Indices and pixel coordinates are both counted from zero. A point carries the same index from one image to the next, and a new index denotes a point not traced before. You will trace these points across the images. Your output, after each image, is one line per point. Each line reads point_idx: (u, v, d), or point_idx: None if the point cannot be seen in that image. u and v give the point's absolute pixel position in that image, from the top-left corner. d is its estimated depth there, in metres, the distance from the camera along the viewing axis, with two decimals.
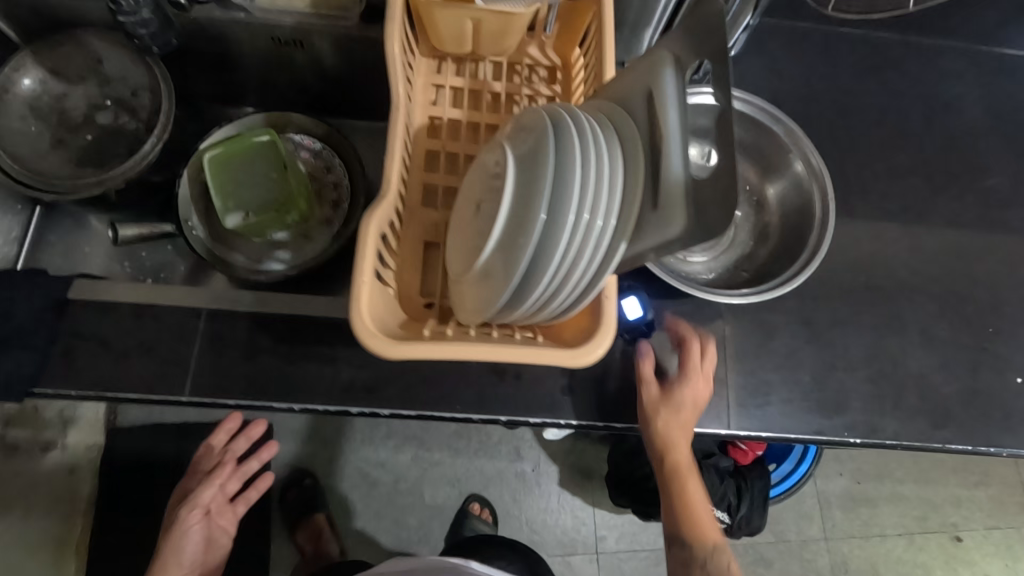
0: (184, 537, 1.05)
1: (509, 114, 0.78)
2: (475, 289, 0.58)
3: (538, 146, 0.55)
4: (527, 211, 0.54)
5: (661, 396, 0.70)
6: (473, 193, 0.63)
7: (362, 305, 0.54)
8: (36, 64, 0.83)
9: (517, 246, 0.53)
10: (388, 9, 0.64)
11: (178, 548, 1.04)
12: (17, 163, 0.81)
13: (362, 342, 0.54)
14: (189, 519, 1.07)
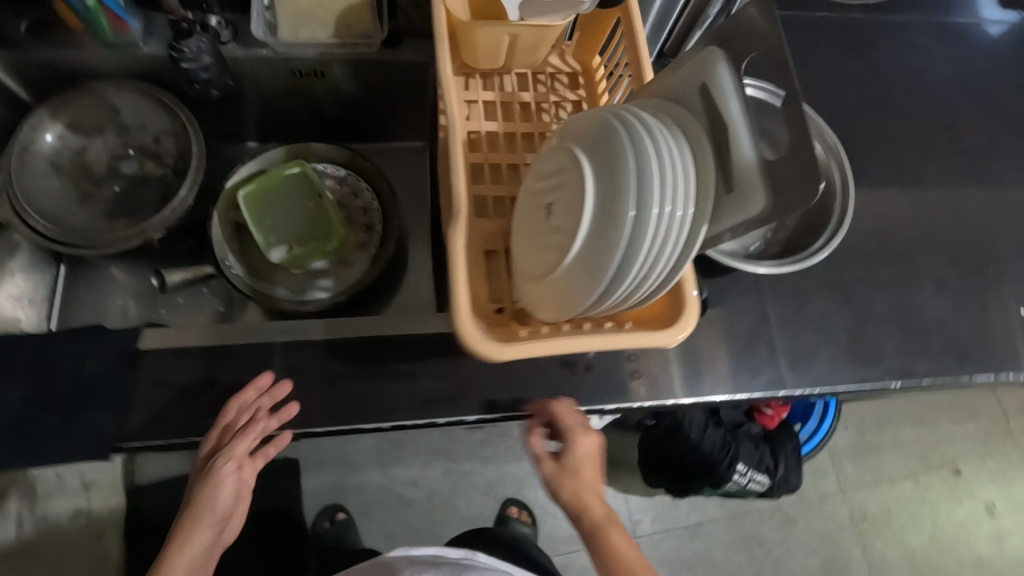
0: (224, 492, 0.70)
1: (541, 121, 0.82)
2: (561, 289, 0.62)
3: (610, 148, 0.60)
4: (610, 210, 0.58)
5: (559, 462, 0.74)
6: (540, 198, 0.67)
7: (466, 315, 0.57)
8: (54, 121, 0.82)
9: (605, 242, 0.58)
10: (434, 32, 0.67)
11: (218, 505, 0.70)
12: (52, 224, 0.80)
13: (471, 349, 0.57)
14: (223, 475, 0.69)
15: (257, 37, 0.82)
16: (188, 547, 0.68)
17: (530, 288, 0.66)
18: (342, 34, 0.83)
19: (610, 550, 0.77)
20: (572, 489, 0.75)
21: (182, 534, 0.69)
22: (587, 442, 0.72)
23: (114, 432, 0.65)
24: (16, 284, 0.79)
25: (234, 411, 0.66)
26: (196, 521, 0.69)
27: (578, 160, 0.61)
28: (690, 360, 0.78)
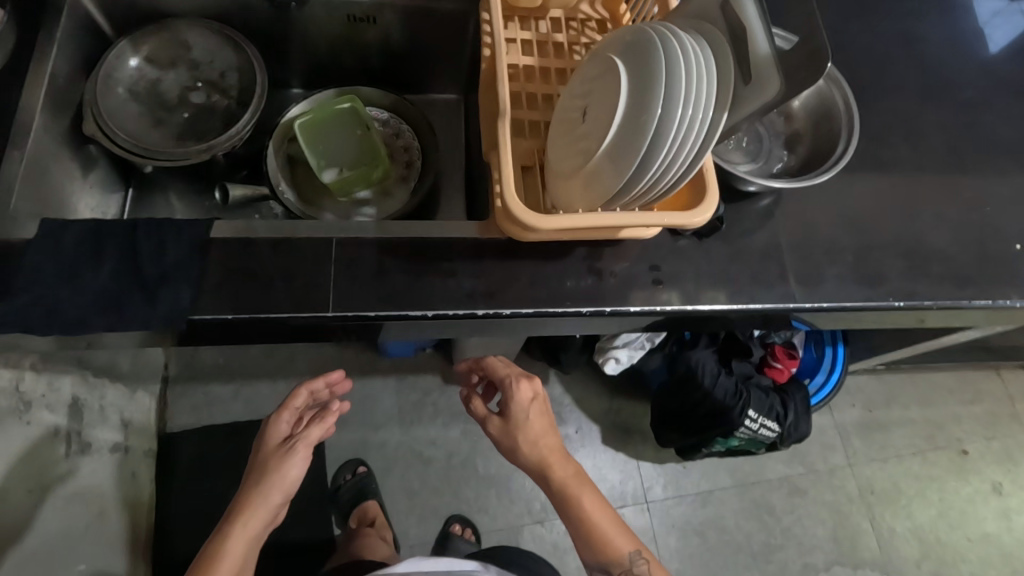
0: (291, 472, 0.95)
1: (573, 59, 0.90)
2: (596, 182, 0.69)
3: (642, 56, 0.68)
4: (640, 106, 0.66)
5: (505, 420, 1.00)
6: (576, 107, 0.75)
7: (511, 192, 0.68)
8: (135, 52, 0.92)
9: (637, 130, 0.65)
10: None
11: (282, 486, 0.94)
12: (128, 138, 0.88)
13: (517, 217, 0.67)
14: (290, 461, 0.95)
15: None
16: (251, 520, 0.92)
17: (565, 189, 0.73)
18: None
19: (579, 505, 0.97)
20: (536, 445, 0.99)
21: (247, 506, 0.92)
22: (529, 391, 1.02)
23: (189, 305, 0.72)
24: (89, 192, 0.89)
25: (303, 396, 1.03)
26: (263, 494, 0.93)
27: (614, 68, 0.69)
28: (708, 273, 0.85)
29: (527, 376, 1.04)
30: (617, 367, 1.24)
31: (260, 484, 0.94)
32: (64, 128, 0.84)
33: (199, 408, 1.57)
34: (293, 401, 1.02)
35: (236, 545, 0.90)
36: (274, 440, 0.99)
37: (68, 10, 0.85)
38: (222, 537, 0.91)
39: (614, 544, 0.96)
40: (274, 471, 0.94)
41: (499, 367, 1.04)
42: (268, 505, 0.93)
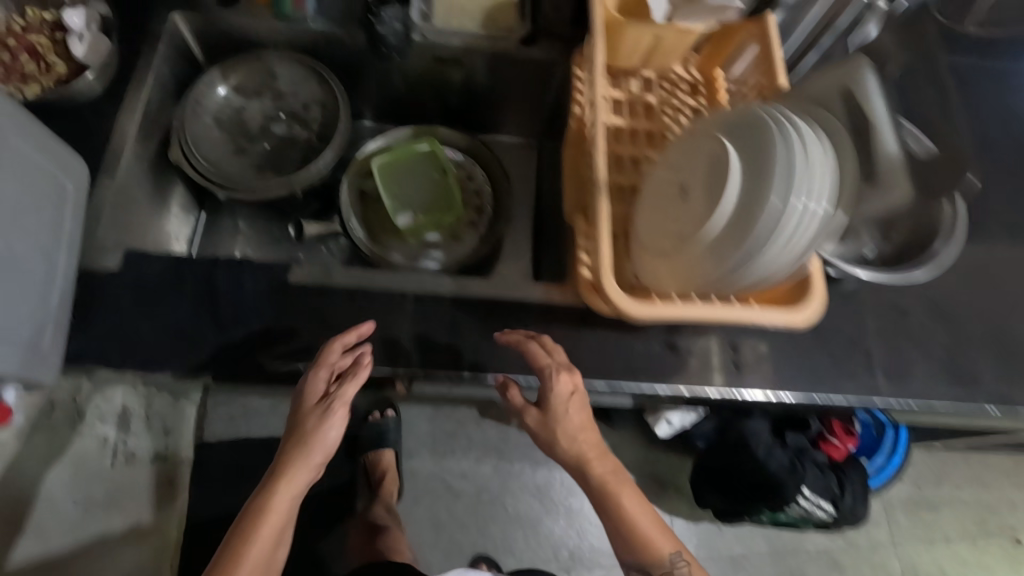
0: (330, 434, 0.67)
1: (662, 122, 0.87)
2: (697, 267, 0.64)
3: (756, 140, 0.64)
4: (754, 193, 0.61)
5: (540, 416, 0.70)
6: (674, 182, 0.71)
7: (607, 276, 0.66)
8: (224, 80, 0.92)
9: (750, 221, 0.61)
10: (593, 21, 0.74)
11: (321, 449, 0.67)
12: (212, 168, 0.89)
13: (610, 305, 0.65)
14: (326, 419, 0.67)
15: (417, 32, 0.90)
16: (289, 486, 0.66)
17: (657, 267, 0.69)
18: (489, 29, 0.92)
19: (628, 525, 0.70)
20: (573, 441, 0.69)
21: (282, 470, 0.66)
22: (569, 383, 0.69)
23: (262, 348, 0.71)
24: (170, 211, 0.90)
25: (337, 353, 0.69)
26: (293, 465, 0.66)
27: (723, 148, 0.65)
28: (789, 358, 0.80)
29: (570, 365, 0.71)
30: (667, 429, 1.20)
31: (290, 455, 0.66)
32: (150, 154, 0.84)
33: (236, 418, 1.57)
34: (329, 357, 0.68)
35: (264, 537, 0.65)
36: (309, 394, 0.68)
37: (165, 37, 0.85)
38: (244, 529, 0.65)
39: (654, 548, 0.69)
40: (309, 435, 0.66)
41: (534, 355, 0.70)
42: (303, 475, 0.66)
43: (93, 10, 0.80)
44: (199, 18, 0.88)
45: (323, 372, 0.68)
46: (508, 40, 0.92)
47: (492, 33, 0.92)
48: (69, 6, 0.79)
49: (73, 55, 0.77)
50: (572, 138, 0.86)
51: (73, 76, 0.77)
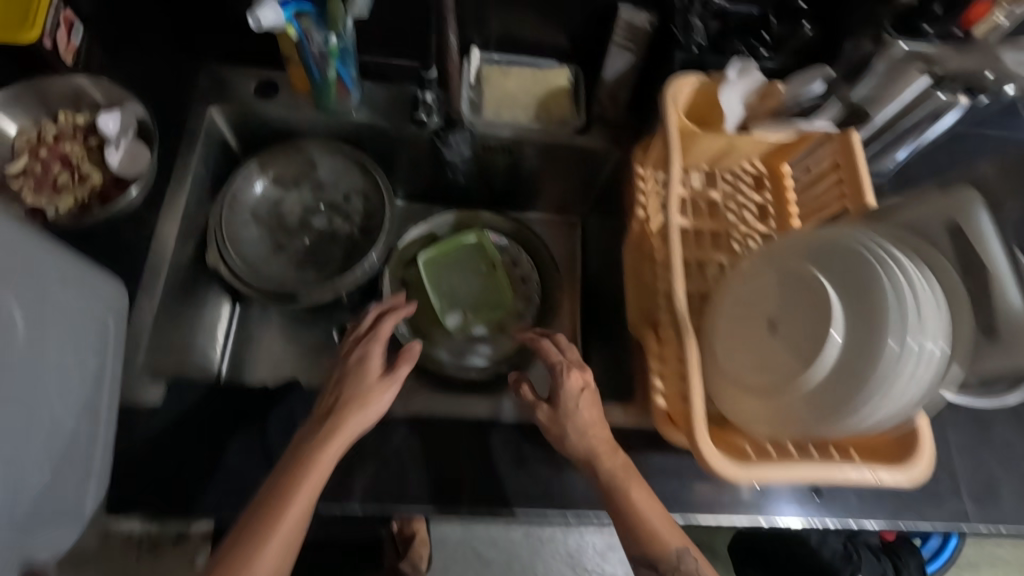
0: (375, 404, 0.64)
1: (726, 220, 0.83)
2: (793, 414, 0.61)
3: (858, 281, 0.60)
4: (862, 343, 0.58)
5: (551, 413, 0.68)
6: (759, 309, 0.67)
7: (703, 426, 0.59)
8: (261, 174, 0.88)
9: (860, 370, 0.57)
10: (668, 136, 0.70)
11: (358, 424, 0.63)
12: (252, 272, 0.84)
13: (710, 464, 0.58)
14: (364, 388, 0.65)
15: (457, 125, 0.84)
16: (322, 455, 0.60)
17: (742, 402, 0.65)
18: (542, 118, 0.88)
19: (634, 520, 0.63)
20: (584, 437, 0.67)
21: (316, 441, 0.61)
22: (581, 381, 0.69)
23: (319, 493, 0.66)
24: (212, 317, 0.87)
25: (390, 326, 0.70)
26: (326, 441, 0.61)
27: (821, 284, 0.62)
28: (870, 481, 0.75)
29: (582, 363, 0.72)
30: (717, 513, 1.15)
31: (323, 432, 0.61)
32: (188, 261, 0.80)
33: None
34: (385, 331, 0.69)
35: (297, 497, 0.58)
36: (344, 369, 0.66)
37: (203, 136, 0.81)
38: (263, 512, 0.57)
39: (665, 540, 0.63)
40: (343, 406, 0.63)
41: (547, 351, 0.72)
42: (332, 457, 0.60)
43: (128, 114, 0.74)
44: (237, 111, 0.84)
45: (360, 351, 0.68)
46: (563, 130, 0.88)
47: (545, 122, 0.87)
48: (102, 110, 0.74)
49: (109, 167, 0.73)
50: (635, 241, 0.82)
51: (111, 191, 0.73)
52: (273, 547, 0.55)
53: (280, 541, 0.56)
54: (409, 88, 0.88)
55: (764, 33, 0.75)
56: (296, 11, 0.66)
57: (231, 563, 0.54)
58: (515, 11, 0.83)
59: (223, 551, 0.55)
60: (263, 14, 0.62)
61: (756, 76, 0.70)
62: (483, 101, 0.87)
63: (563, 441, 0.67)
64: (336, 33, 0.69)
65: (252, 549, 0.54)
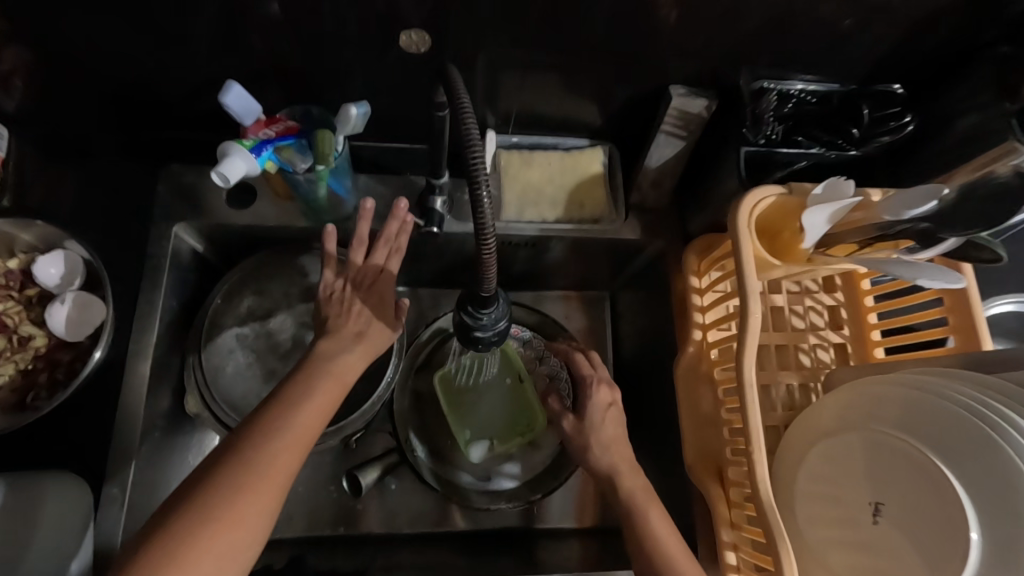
0: (348, 368, 0.58)
1: (794, 329, 0.72)
2: None
3: (995, 476, 0.49)
4: (1006, 558, 0.47)
5: (574, 427, 0.69)
6: (859, 490, 0.56)
7: None
8: (243, 289, 0.74)
9: None
10: (743, 277, 0.58)
11: (333, 381, 0.57)
12: (233, 411, 0.70)
13: None
14: (342, 347, 0.59)
15: (488, 309, 0.49)
16: (302, 403, 0.54)
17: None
18: (572, 213, 0.75)
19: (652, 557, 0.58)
20: (599, 455, 0.66)
21: (296, 380, 0.56)
22: (609, 396, 0.69)
23: None
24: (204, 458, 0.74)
25: (381, 253, 0.65)
26: (304, 401, 0.54)
27: (945, 478, 0.51)
28: None
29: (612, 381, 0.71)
30: None
31: (295, 388, 0.55)
32: (166, 413, 0.68)
33: None
34: (376, 252, 0.64)
35: (275, 454, 0.50)
36: (327, 328, 0.60)
37: (170, 264, 0.69)
38: (238, 465, 0.49)
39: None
40: (315, 362, 0.57)
41: (579, 363, 0.71)
42: (314, 417, 0.54)
43: (71, 258, 0.61)
44: (210, 226, 0.71)
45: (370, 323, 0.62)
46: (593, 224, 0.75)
47: (574, 216, 0.75)
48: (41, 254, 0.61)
49: (51, 327, 0.59)
50: (687, 364, 0.70)
51: (58, 355, 0.60)
52: (241, 520, 0.47)
53: (246, 529, 0.48)
54: (414, 180, 0.75)
55: (853, 128, 0.62)
56: (271, 146, 0.57)
57: (207, 505, 0.47)
58: (540, 90, 0.68)
59: (177, 502, 0.48)
60: (230, 169, 0.54)
61: (850, 193, 0.56)
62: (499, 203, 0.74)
63: (587, 457, 0.67)
64: (323, 162, 0.57)
65: (214, 525, 0.46)
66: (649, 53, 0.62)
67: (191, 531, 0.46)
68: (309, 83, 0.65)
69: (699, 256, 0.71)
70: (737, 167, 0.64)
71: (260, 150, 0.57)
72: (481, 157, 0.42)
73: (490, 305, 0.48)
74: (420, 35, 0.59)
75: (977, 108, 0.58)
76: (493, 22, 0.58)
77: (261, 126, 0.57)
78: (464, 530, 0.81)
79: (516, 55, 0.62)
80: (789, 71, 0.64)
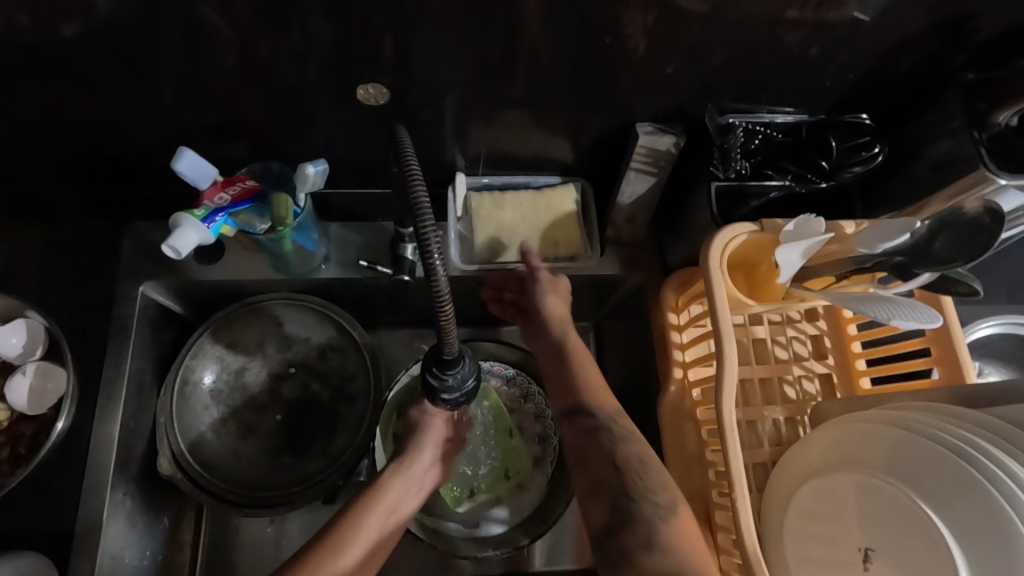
0: (401, 499, 0.63)
1: (777, 361, 0.70)
2: None
3: (984, 517, 0.48)
4: None
5: (549, 282, 0.69)
6: (848, 530, 0.54)
7: None
8: (214, 343, 0.73)
9: None
10: (716, 319, 0.56)
11: (386, 515, 0.61)
12: (210, 471, 0.69)
13: None
14: (400, 487, 0.63)
15: (449, 379, 0.47)
16: (393, 487, 0.63)
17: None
18: (546, 251, 0.74)
19: (575, 374, 0.63)
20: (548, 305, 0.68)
21: (389, 469, 0.64)
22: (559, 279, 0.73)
23: None
24: (180, 514, 0.72)
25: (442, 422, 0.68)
26: (354, 534, 0.57)
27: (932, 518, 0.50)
28: None
29: None
30: None
31: (390, 474, 0.64)
32: (139, 475, 0.67)
33: None
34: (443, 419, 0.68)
35: (365, 528, 0.58)
36: (393, 463, 0.65)
37: (138, 323, 0.67)
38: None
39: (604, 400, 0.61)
40: (375, 496, 0.61)
41: None
42: (362, 547, 0.57)
43: (32, 327, 0.60)
44: (180, 283, 0.70)
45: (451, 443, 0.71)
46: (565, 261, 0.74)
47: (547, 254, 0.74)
48: (2, 324, 0.60)
49: (13, 401, 0.59)
50: (671, 403, 0.68)
51: (20, 428, 0.59)
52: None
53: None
54: (386, 225, 0.74)
55: (823, 161, 0.60)
56: (225, 212, 0.56)
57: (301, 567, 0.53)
58: (507, 129, 0.67)
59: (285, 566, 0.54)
60: (181, 239, 0.54)
61: (822, 230, 0.55)
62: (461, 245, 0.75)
63: (552, 314, 0.67)
64: (281, 224, 0.57)
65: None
66: (614, 90, 0.61)
67: None
68: (273, 135, 0.64)
69: (676, 291, 0.70)
70: (708, 205, 0.63)
71: (212, 219, 0.56)
72: (431, 223, 0.40)
73: (453, 375, 0.47)
74: (378, 88, 0.59)
75: (948, 134, 0.57)
76: (457, 69, 0.58)
77: (218, 189, 0.56)
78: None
79: (479, 98, 0.62)
80: (756, 104, 0.63)
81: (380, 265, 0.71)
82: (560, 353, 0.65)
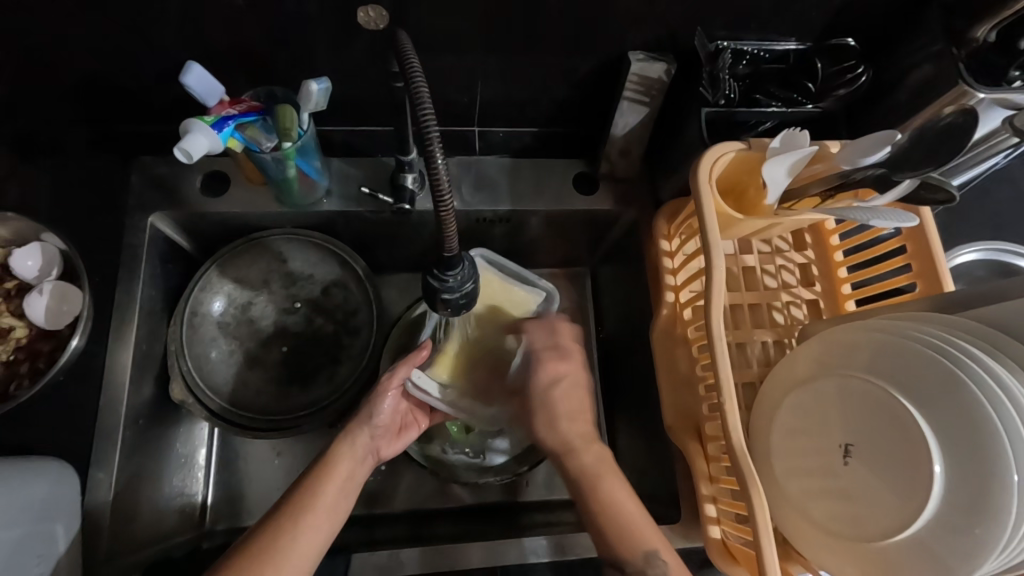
0: (356, 467, 0.63)
1: (766, 287, 0.73)
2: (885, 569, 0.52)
3: (956, 414, 0.51)
4: (966, 492, 0.49)
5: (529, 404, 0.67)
6: (830, 435, 0.57)
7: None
8: (221, 279, 0.75)
9: (976, 527, 0.48)
10: (706, 237, 0.59)
11: (343, 483, 0.61)
12: (220, 398, 0.72)
13: None
14: (353, 455, 0.63)
15: (451, 282, 0.50)
16: (347, 459, 0.63)
17: (823, 545, 0.57)
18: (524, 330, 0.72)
19: (599, 506, 0.60)
20: (555, 429, 0.65)
21: (343, 440, 0.64)
22: (557, 371, 0.67)
23: None
24: (192, 443, 0.75)
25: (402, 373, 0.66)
26: (317, 500, 0.58)
27: (910, 416, 0.52)
28: None
29: (563, 351, 0.68)
30: None
31: (341, 443, 0.64)
32: (151, 402, 0.69)
33: None
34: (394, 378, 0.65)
35: (324, 496, 0.59)
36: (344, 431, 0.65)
37: (148, 253, 0.70)
38: (249, 560, 0.53)
39: (636, 539, 0.57)
40: (331, 463, 0.61)
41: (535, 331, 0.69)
42: (326, 514, 0.58)
43: (48, 250, 0.63)
44: (187, 216, 0.72)
45: (409, 417, 0.71)
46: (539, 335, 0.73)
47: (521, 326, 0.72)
48: (17, 247, 0.64)
49: (31, 318, 0.62)
50: (664, 327, 0.71)
51: (38, 345, 0.63)
52: (296, 545, 0.55)
53: (308, 545, 0.55)
54: (385, 161, 0.77)
55: (810, 83, 0.64)
56: (233, 122, 0.59)
57: (268, 541, 0.54)
58: (503, 67, 0.68)
59: (251, 539, 0.55)
60: (192, 143, 0.56)
61: (807, 143, 0.57)
62: (462, 183, 0.79)
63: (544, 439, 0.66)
64: (287, 138, 0.60)
65: (274, 556, 0.54)
66: (607, 24, 0.63)
67: (256, 554, 0.53)
68: (274, 69, 0.66)
69: (667, 221, 0.72)
70: (699, 129, 0.65)
71: (221, 126, 0.58)
72: (434, 129, 0.42)
73: (455, 277, 0.50)
74: (378, 11, 0.59)
75: (932, 58, 0.59)
76: (452, 3, 0.59)
77: (224, 106, 0.60)
78: (456, 507, 0.82)
79: (473, 33, 0.63)
80: (745, 34, 0.65)
81: (381, 194, 0.73)
82: (578, 487, 0.61)
